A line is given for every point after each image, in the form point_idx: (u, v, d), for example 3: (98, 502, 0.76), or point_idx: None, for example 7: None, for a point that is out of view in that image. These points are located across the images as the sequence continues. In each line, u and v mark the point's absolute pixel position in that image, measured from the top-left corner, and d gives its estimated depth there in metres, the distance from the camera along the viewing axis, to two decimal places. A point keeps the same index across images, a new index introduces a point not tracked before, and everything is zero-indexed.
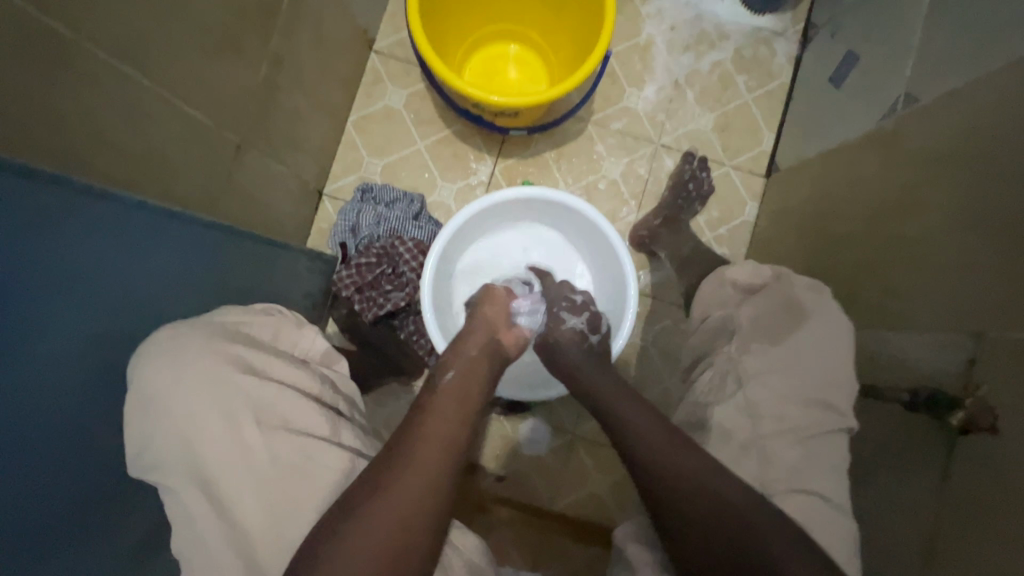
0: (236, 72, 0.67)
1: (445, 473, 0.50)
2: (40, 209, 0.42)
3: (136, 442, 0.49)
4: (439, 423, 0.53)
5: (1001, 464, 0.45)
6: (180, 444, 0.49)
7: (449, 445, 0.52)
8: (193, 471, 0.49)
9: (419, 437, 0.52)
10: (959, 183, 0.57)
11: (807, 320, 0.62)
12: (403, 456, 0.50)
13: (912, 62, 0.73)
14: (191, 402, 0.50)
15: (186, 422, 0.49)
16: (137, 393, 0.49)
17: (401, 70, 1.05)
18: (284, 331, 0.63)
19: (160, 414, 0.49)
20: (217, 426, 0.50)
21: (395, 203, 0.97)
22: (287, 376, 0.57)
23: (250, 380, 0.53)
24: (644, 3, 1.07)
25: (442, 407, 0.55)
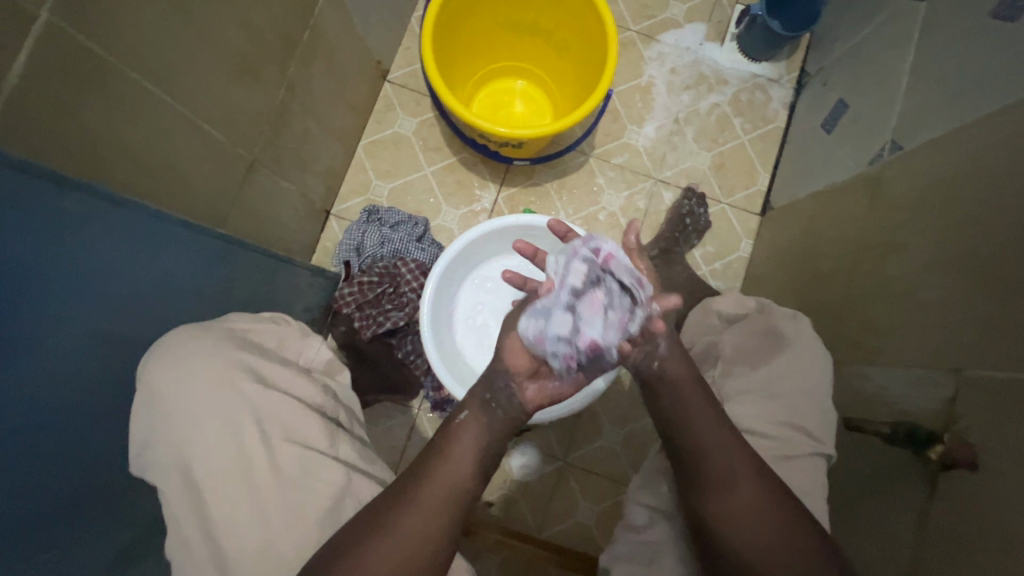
0: (253, 95, 0.71)
1: (448, 522, 0.50)
2: (67, 213, 0.45)
3: (140, 441, 0.51)
4: (441, 484, 0.52)
5: (976, 499, 0.46)
6: (181, 445, 0.50)
7: (445, 510, 0.51)
8: (193, 471, 0.50)
9: (418, 496, 0.51)
10: (938, 226, 0.59)
11: (784, 345, 0.65)
12: (396, 515, 0.49)
13: (897, 112, 0.77)
14: (193, 407, 0.51)
15: (190, 425, 0.51)
16: (146, 395, 0.51)
17: (411, 100, 1.10)
18: (289, 341, 0.64)
19: (166, 417, 0.51)
20: (218, 433, 0.51)
21: (399, 224, 1.00)
22: (287, 385, 0.58)
23: (256, 389, 0.54)
24: (646, 47, 1.13)
25: (450, 465, 0.53)
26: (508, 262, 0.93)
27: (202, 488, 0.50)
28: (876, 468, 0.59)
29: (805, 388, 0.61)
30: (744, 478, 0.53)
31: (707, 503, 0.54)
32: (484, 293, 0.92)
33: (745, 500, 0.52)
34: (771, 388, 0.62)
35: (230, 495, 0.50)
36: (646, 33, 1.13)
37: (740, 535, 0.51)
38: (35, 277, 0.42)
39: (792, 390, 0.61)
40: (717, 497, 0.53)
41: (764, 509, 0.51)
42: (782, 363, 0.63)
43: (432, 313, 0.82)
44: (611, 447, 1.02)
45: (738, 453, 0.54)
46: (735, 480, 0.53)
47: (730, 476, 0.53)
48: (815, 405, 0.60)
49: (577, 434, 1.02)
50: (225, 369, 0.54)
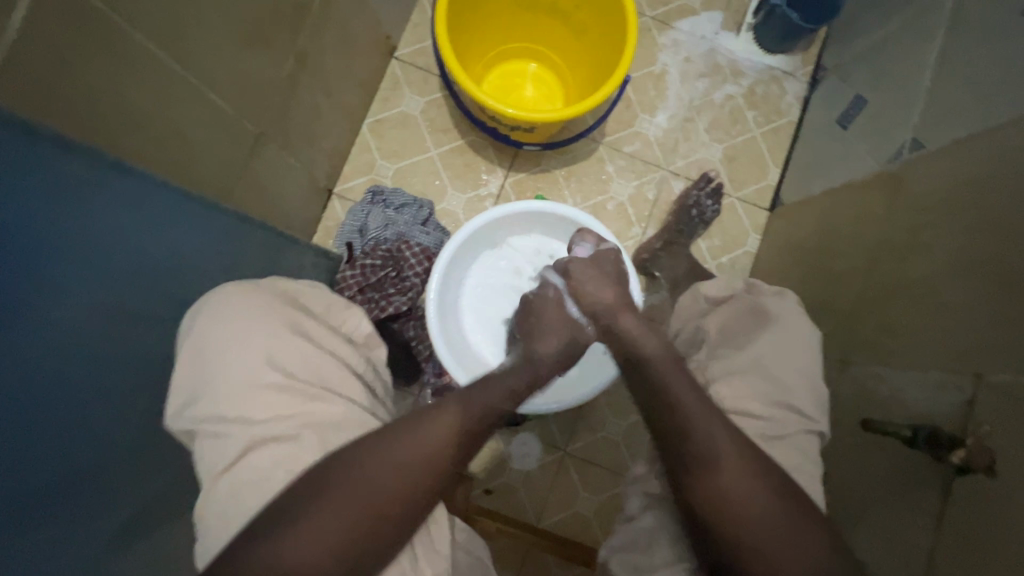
0: (261, 65, 0.68)
1: (392, 516, 0.49)
2: (72, 179, 0.42)
3: (184, 394, 0.50)
4: (379, 480, 0.49)
5: (995, 505, 0.46)
6: (231, 396, 0.51)
7: (378, 510, 0.48)
8: (244, 423, 0.50)
9: (350, 488, 0.48)
10: (959, 228, 0.59)
11: (768, 323, 0.63)
12: (325, 501, 0.47)
13: (919, 110, 0.75)
14: (242, 357, 0.52)
15: (241, 375, 0.51)
16: (192, 347, 0.52)
17: (420, 78, 1.07)
18: (335, 307, 0.63)
19: (214, 367, 0.51)
20: (269, 384, 0.52)
21: (404, 207, 0.98)
22: (332, 347, 0.58)
23: (306, 346, 0.55)
24: (661, 34, 1.10)
25: (395, 460, 0.50)
26: (514, 249, 0.90)
27: (250, 439, 0.50)
28: (889, 469, 0.58)
29: (795, 369, 0.60)
30: (739, 460, 0.52)
31: (693, 479, 0.52)
32: (488, 282, 0.90)
33: (733, 479, 0.51)
34: (758, 366, 0.60)
35: (282, 447, 0.50)
36: (662, 20, 1.10)
37: (723, 510, 0.50)
38: (37, 249, 0.40)
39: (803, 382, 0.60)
40: (707, 474, 0.52)
41: (760, 493, 0.50)
42: (769, 340, 0.61)
43: (438, 301, 0.80)
44: (611, 438, 1.02)
45: (733, 436, 0.53)
46: (725, 463, 0.52)
47: (719, 454, 0.52)
48: (816, 394, 0.60)
49: (577, 425, 1.02)
50: (274, 324, 0.54)
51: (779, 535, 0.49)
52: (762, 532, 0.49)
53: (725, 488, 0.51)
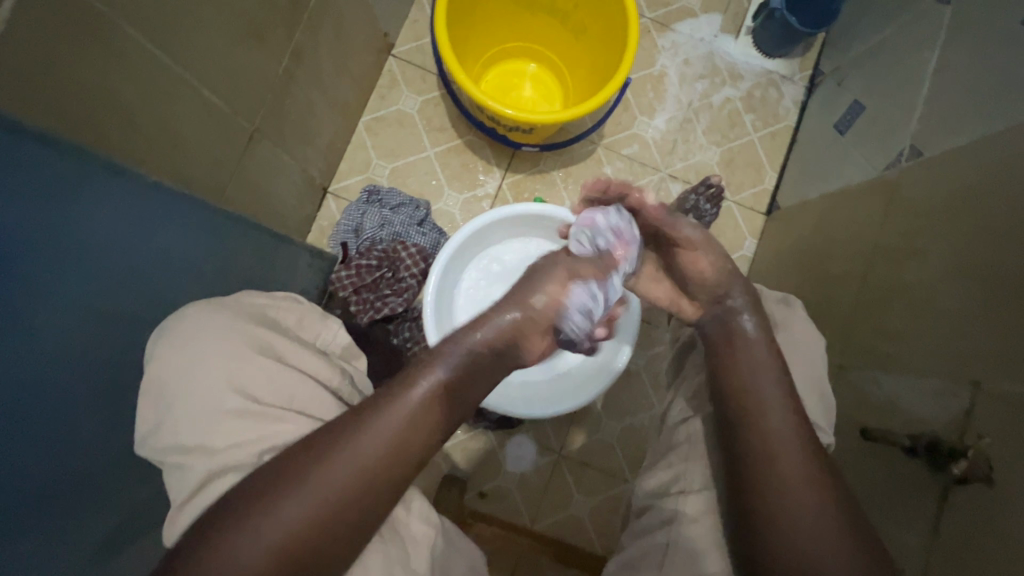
0: (256, 61, 0.67)
1: (378, 478, 0.45)
2: (61, 178, 0.41)
3: (149, 422, 0.48)
4: (337, 470, 0.44)
5: (994, 514, 0.46)
6: (191, 423, 0.47)
7: (335, 505, 0.43)
8: (205, 453, 0.46)
9: (306, 479, 0.43)
10: (955, 235, 0.59)
11: (774, 329, 0.62)
12: (276, 494, 0.42)
13: (917, 116, 0.76)
14: (197, 382, 0.48)
15: (200, 400, 0.47)
16: (159, 365, 0.49)
17: (417, 76, 1.05)
18: (308, 320, 0.61)
19: (174, 389, 0.47)
20: (232, 410, 0.48)
21: (400, 207, 0.96)
22: (303, 364, 0.55)
23: (272, 366, 0.51)
24: (660, 36, 1.10)
25: (356, 450, 0.45)
26: (511, 250, 0.90)
27: (208, 470, 0.46)
28: (886, 476, 0.58)
29: (805, 378, 0.58)
30: (797, 443, 0.50)
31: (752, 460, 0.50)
32: (485, 285, 0.89)
33: (791, 459, 0.49)
34: None
35: (242, 478, 0.46)
36: (661, 21, 1.10)
37: (776, 489, 0.47)
38: (24, 251, 0.38)
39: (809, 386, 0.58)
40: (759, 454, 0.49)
41: (814, 478, 0.48)
42: (776, 347, 0.61)
43: (435, 305, 0.80)
44: (607, 441, 1.01)
45: (794, 422, 0.51)
46: (780, 440, 0.50)
47: (776, 437, 0.50)
48: (824, 399, 0.58)
49: (573, 427, 1.01)
50: (239, 342, 0.50)
51: (819, 522, 0.46)
52: (813, 514, 0.46)
53: (783, 468, 0.48)
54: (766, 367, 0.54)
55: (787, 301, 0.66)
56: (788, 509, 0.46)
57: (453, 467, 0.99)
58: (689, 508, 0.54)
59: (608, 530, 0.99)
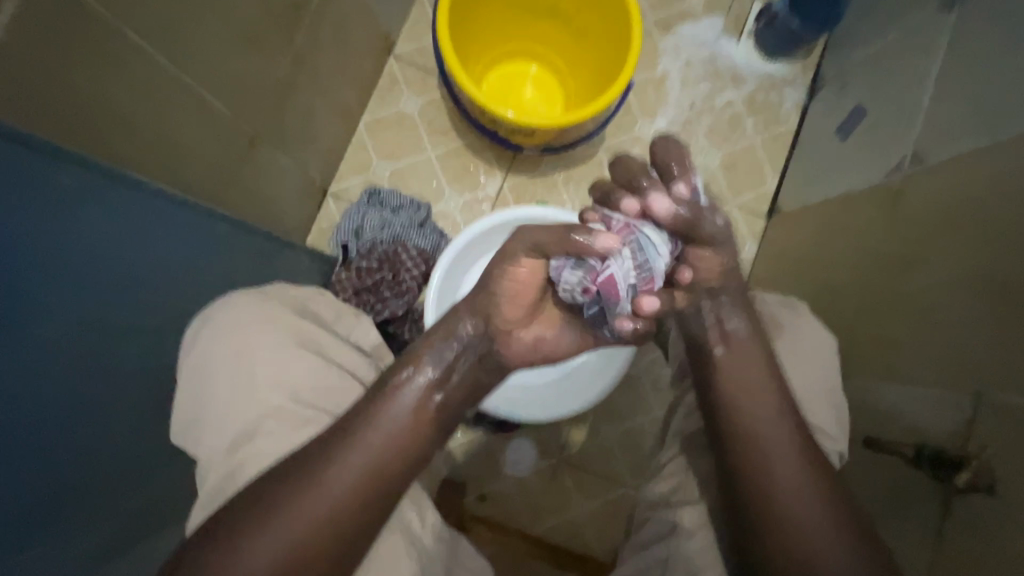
0: (256, 64, 0.66)
1: (354, 506, 0.46)
2: (60, 186, 0.41)
3: (185, 417, 0.49)
4: (338, 474, 0.46)
5: (993, 525, 0.46)
6: (238, 419, 0.48)
7: (336, 507, 0.45)
8: (252, 447, 0.48)
9: (307, 484, 0.45)
10: (958, 244, 0.59)
11: (778, 331, 0.62)
12: (278, 498, 0.44)
13: (920, 123, 0.76)
14: (240, 378, 0.49)
15: (246, 395, 0.49)
16: (195, 363, 0.50)
17: (418, 77, 1.05)
18: (344, 318, 0.62)
19: (221, 386, 0.49)
20: (278, 405, 0.50)
21: (401, 209, 0.96)
22: (344, 360, 0.57)
23: (319, 362, 0.53)
24: (662, 39, 1.10)
25: (352, 454, 0.47)
26: None
27: (258, 460, 0.48)
28: (888, 486, 0.59)
29: (808, 381, 0.58)
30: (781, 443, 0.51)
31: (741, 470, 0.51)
32: None
33: (776, 460, 0.49)
34: None
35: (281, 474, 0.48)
36: (663, 24, 1.10)
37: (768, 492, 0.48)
38: (24, 261, 0.38)
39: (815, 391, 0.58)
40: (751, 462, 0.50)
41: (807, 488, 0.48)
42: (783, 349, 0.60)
43: (436, 307, 0.80)
44: (606, 444, 1.01)
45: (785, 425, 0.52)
46: (776, 452, 0.50)
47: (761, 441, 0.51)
48: (832, 404, 0.57)
49: (573, 432, 1.01)
50: (287, 338, 0.53)
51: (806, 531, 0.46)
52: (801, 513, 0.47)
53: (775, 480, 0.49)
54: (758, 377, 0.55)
55: (791, 305, 0.66)
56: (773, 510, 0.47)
57: (453, 471, 0.99)
58: (686, 521, 0.54)
59: (608, 534, 0.99)
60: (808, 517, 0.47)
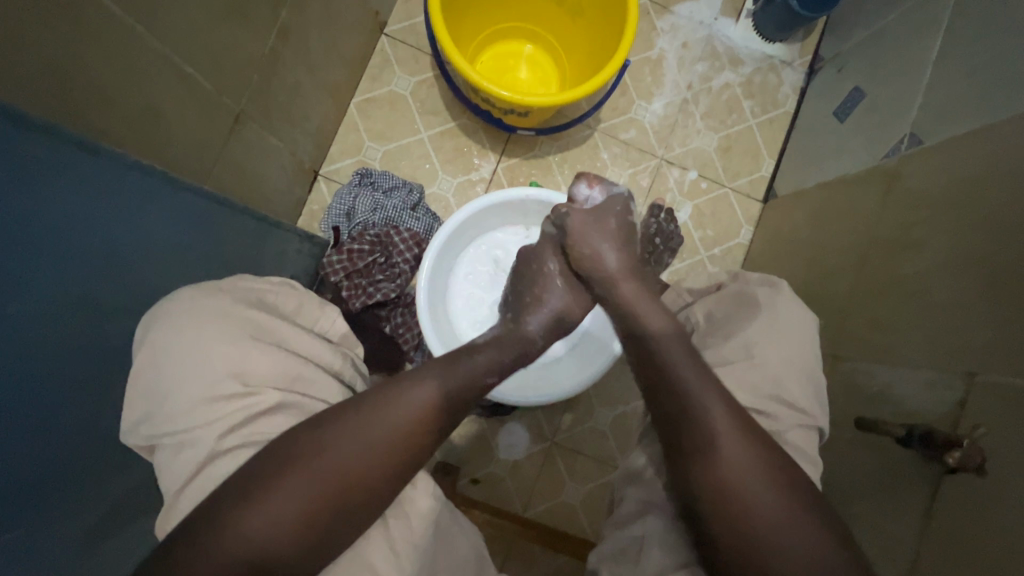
0: (242, 38, 0.64)
1: (331, 509, 0.44)
2: (37, 163, 0.39)
3: (140, 410, 0.47)
4: (368, 436, 0.47)
5: (984, 505, 0.46)
6: (189, 410, 0.47)
7: (313, 499, 0.44)
8: (203, 436, 0.47)
9: (339, 443, 0.46)
10: (952, 226, 0.58)
11: (756, 310, 0.59)
12: (310, 454, 0.45)
13: (918, 104, 0.75)
14: (185, 370, 0.47)
15: (194, 388, 0.47)
16: (148, 355, 0.48)
17: (410, 57, 1.03)
18: (307, 307, 0.59)
19: (171, 376, 0.47)
20: (223, 399, 0.47)
21: (393, 190, 0.95)
22: (304, 350, 0.54)
23: (276, 352, 0.51)
24: (659, 18, 1.08)
25: (383, 420, 0.48)
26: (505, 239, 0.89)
27: (213, 452, 0.46)
28: (879, 467, 0.59)
29: (799, 365, 0.56)
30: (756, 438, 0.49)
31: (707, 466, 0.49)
32: (478, 274, 0.88)
33: (744, 455, 0.48)
34: (749, 354, 0.56)
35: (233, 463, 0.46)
36: (660, 3, 1.08)
37: (709, 457, 0.48)
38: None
39: (790, 369, 0.56)
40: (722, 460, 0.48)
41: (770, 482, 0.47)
42: (760, 328, 0.58)
43: (428, 290, 0.79)
44: (599, 428, 1.02)
45: (732, 399, 0.51)
46: (743, 448, 0.48)
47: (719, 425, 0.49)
48: (806, 382, 0.56)
49: (565, 416, 1.01)
50: (240, 330, 0.50)
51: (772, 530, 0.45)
52: (752, 487, 0.46)
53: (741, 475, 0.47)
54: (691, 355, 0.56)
55: (770, 283, 0.63)
56: (727, 482, 0.47)
57: (446, 453, 1.00)
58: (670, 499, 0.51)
59: (600, 516, 0.99)
60: (782, 511, 0.45)
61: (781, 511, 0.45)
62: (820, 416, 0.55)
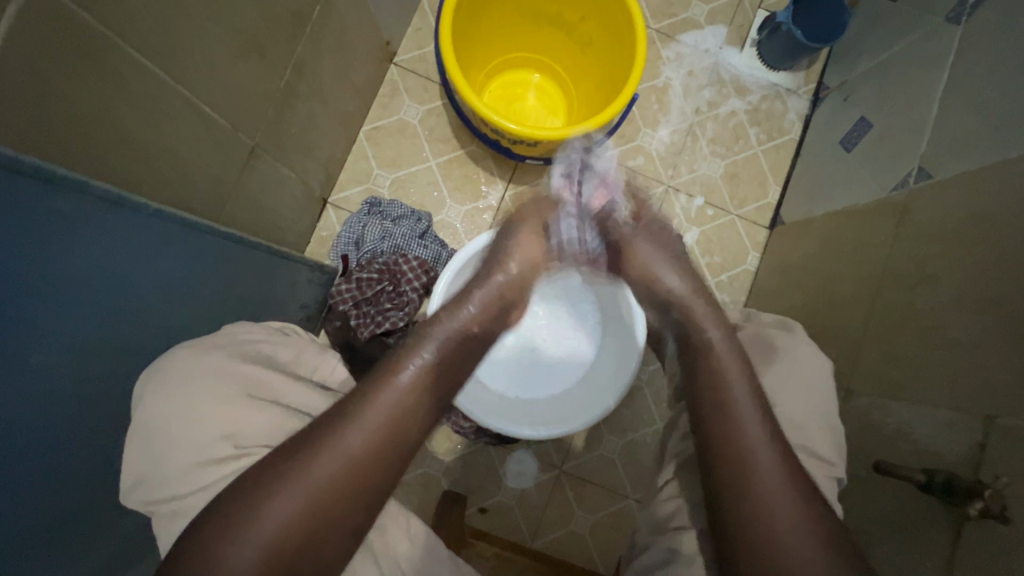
0: (257, 76, 0.65)
1: (346, 503, 0.42)
2: (62, 216, 0.39)
3: (137, 474, 0.45)
4: (327, 464, 0.41)
5: (1006, 555, 0.45)
6: (181, 476, 0.44)
7: (322, 496, 0.41)
8: (199, 502, 0.44)
9: (299, 472, 0.41)
10: (965, 264, 0.58)
11: (775, 356, 0.59)
12: (262, 491, 0.40)
13: (926, 138, 0.75)
14: (179, 431, 0.45)
15: (190, 449, 0.45)
16: (143, 416, 0.45)
17: (419, 85, 1.04)
18: (306, 354, 0.58)
19: (165, 435, 0.45)
20: (221, 460, 0.45)
21: (402, 219, 0.95)
22: (306, 404, 0.52)
23: (273, 409, 0.49)
24: (665, 47, 1.09)
25: (343, 441, 0.43)
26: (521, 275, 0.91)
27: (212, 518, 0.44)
28: (899, 508, 0.58)
29: (813, 408, 0.55)
30: (776, 458, 0.46)
31: (726, 489, 0.46)
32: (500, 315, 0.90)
33: (766, 476, 0.45)
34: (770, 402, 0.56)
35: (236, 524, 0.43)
36: (666, 32, 1.09)
37: (746, 498, 0.45)
38: (22, 295, 0.36)
39: (813, 416, 0.54)
40: (742, 482, 0.46)
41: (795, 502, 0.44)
42: (777, 374, 0.57)
43: None
44: (609, 456, 1.01)
45: (772, 436, 0.48)
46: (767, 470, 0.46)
47: (744, 447, 0.47)
48: (832, 429, 0.55)
49: (573, 443, 1.00)
50: (236, 386, 0.48)
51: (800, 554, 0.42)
52: (776, 505, 0.44)
53: (767, 497, 0.44)
54: (742, 381, 0.52)
55: (787, 326, 0.64)
56: (751, 504, 0.44)
57: (453, 483, 0.98)
58: (686, 548, 0.50)
59: (609, 546, 0.98)
60: (809, 532, 0.42)
61: (803, 528, 0.43)
62: (841, 463, 0.54)
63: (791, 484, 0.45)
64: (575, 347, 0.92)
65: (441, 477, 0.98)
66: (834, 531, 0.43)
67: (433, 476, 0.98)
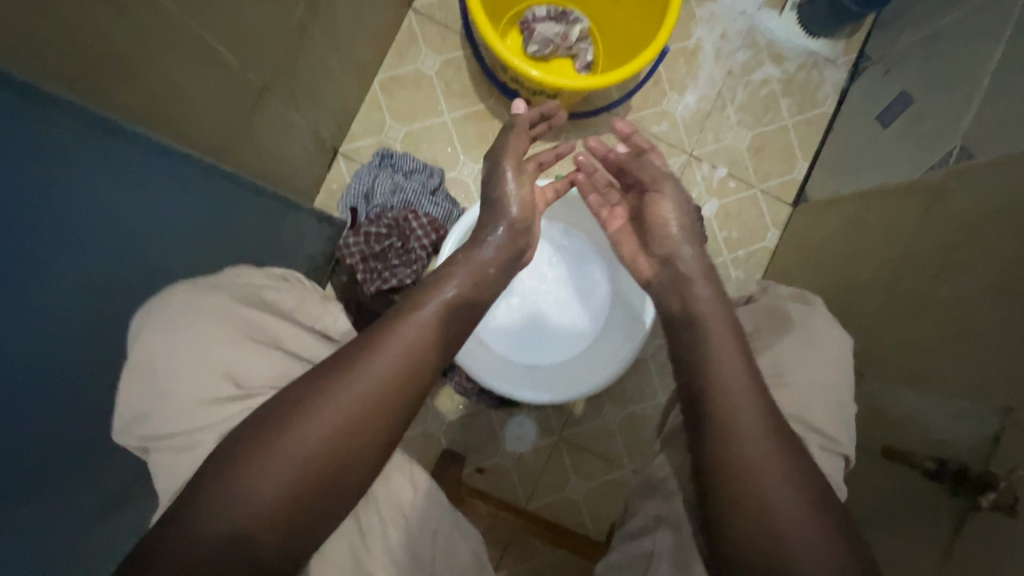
0: (268, 13, 0.61)
1: (374, 423, 0.44)
2: (62, 149, 0.38)
3: (127, 413, 0.44)
4: (355, 387, 0.44)
5: (1008, 547, 0.44)
6: (179, 413, 0.44)
7: (352, 417, 0.43)
8: (192, 440, 0.44)
9: (330, 394, 0.43)
10: (1000, 251, 0.55)
11: (791, 329, 0.56)
12: (295, 410, 0.42)
13: (971, 116, 0.70)
14: (177, 370, 0.44)
15: (189, 389, 0.44)
16: (138, 354, 0.44)
17: (437, 35, 0.99)
18: (307, 303, 0.56)
19: (161, 376, 0.44)
20: (219, 401, 0.45)
21: (413, 173, 0.92)
22: (304, 351, 0.52)
23: (274, 356, 0.49)
24: (699, 6, 1.03)
25: (372, 368, 0.45)
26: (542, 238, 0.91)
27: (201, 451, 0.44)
28: (900, 495, 0.57)
29: (825, 391, 0.53)
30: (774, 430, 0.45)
31: (716, 457, 0.45)
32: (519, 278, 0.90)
33: (762, 447, 0.44)
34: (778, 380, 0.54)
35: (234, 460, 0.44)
36: None
37: (738, 464, 0.44)
38: (30, 231, 0.36)
39: (822, 397, 0.53)
40: (735, 451, 0.44)
41: (793, 477, 0.43)
42: (789, 351, 0.55)
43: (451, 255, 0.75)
44: (608, 426, 1.01)
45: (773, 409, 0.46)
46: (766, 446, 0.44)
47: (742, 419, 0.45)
48: (841, 412, 0.53)
49: (574, 410, 1.00)
50: (237, 330, 0.47)
51: (793, 526, 0.41)
52: (770, 477, 0.42)
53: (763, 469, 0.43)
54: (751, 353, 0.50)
55: (805, 301, 0.61)
56: (745, 476, 0.43)
57: (452, 441, 0.99)
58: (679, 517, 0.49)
59: (603, 513, 0.99)
60: (804, 505, 0.42)
61: (799, 501, 0.42)
62: (850, 445, 0.52)
63: (789, 459, 0.44)
64: (583, 311, 0.91)
65: (440, 434, 0.99)
66: (828, 507, 0.42)
67: (433, 433, 0.99)
